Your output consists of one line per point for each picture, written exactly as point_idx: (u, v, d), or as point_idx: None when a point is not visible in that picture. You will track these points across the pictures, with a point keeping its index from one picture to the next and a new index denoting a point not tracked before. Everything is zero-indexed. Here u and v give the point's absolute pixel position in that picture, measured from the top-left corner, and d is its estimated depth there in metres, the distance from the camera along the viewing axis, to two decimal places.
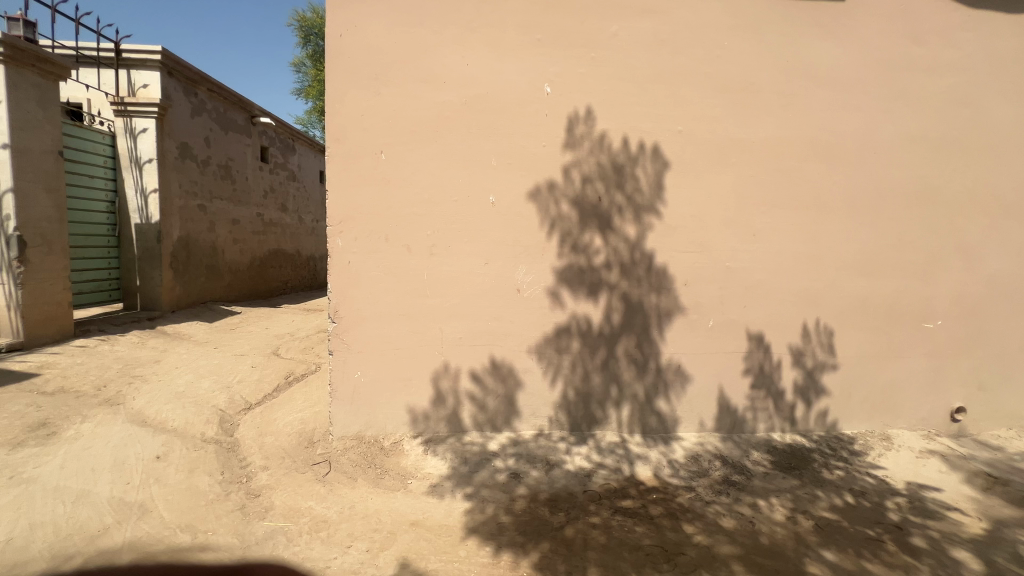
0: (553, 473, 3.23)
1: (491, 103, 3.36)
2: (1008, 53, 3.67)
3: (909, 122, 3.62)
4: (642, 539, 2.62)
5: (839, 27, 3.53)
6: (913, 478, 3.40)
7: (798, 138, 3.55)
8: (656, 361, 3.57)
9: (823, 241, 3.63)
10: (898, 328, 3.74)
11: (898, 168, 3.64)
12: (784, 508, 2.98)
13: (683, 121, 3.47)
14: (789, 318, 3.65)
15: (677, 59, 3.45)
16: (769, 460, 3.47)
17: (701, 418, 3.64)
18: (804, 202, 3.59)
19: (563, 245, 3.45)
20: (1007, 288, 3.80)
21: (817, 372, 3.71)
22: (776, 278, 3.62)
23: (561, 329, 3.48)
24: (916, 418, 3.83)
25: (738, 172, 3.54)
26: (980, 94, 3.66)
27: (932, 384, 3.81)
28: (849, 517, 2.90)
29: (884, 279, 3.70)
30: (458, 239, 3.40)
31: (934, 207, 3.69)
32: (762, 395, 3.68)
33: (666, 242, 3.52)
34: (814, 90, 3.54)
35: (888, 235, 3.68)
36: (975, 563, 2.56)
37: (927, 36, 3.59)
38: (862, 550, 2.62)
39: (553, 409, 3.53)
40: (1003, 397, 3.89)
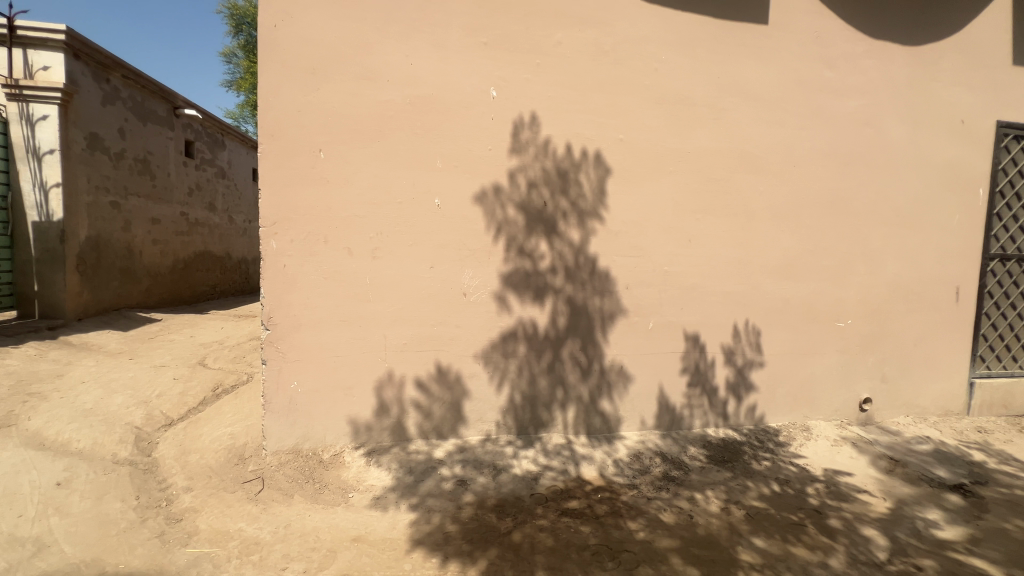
0: (500, 477, 3.21)
1: (436, 105, 3.31)
2: (903, 80, 4.11)
3: (823, 139, 3.97)
4: (588, 538, 2.67)
5: (763, 48, 3.80)
6: (829, 464, 3.70)
7: (728, 150, 3.78)
8: (600, 362, 3.66)
9: (750, 247, 3.89)
10: (815, 327, 4.08)
11: (815, 180, 3.98)
12: (719, 500, 3.15)
13: (624, 130, 3.60)
14: (721, 319, 3.88)
15: (619, 69, 3.56)
16: (705, 454, 3.66)
17: (642, 417, 3.77)
18: (733, 210, 3.83)
19: (509, 249, 3.46)
20: (904, 290, 4.25)
21: (746, 369, 3.97)
22: (709, 282, 3.83)
23: (508, 333, 3.48)
24: (832, 409, 4.18)
25: (675, 180, 3.71)
26: (881, 116, 4.08)
27: (844, 378, 4.18)
28: (775, 505, 3.12)
29: (803, 282, 4.02)
30: (402, 242, 3.32)
31: (844, 217, 4.06)
32: (698, 393, 3.87)
33: (609, 246, 3.63)
34: (742, 106, 3.79)
35: (807, 242, 4.00)
36: (881, 539, 2.83)
37: (837, 61, 3.95)
38: (786, 535, 2.82)
39: (500, 413, 3.52)
40: (902, 388, 4.34)
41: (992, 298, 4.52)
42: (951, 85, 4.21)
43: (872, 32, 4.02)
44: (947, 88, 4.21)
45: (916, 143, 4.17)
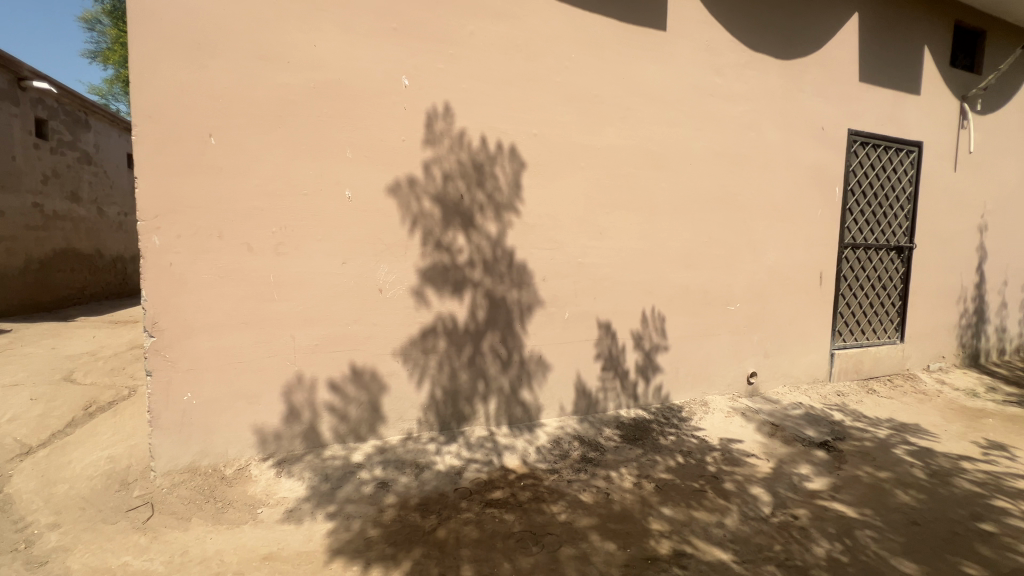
0: (423, 475, 3.16)
1: (343, 91, 3.13)
2: (778, 89, 4.63)
3: (714, 139, 4.36)
4: (512, 526, 2.73)
5: (662, 52, 4.07)
6: (724, 433, 4.12)
7: (633, 147, 4.02)
8: (519, 353, 3.73)
9: (655, 238, 4.18)
10: (710, 311, 4.50)
11: (708, 177, 4.36)
12: (631, 476, 3.38)
13: (537, 125, 3.67)
14: (630, 307, 4.13)
15: (531, 64, 3.62)
16: (619, 434, 3.89)
17: (561, 403, 3.92)
18: (639, 204, 4.09)
19: (425, 243, 3.39)
20: (780, 276, 4.83)
21: (653, 353, 4.27)
22: (619, 272, 4.06)
23: (427, 329, 3.42)
24: (725, 384, 4.65)
25: (586, 175, 3.86)
26: (761, 120, 4.57)
27: (734, 356, 4.67)
28: (680, 475, 3.42)
29: (699, 270, 4.41)
30: (309, 236, 3.11)
31: (732, 210, 4.51)
32: (611, 377, 4.10)
33: (525, 239, 3.69)
34: (645, 107, 4.03)
35: (702, 234, 4.39)
36: (765, 496, 3.22)
37: (724, 69, 4.35)
38: (690, 501, 3.10)
39: (420, 410, 3.45)
40: (780, 361, 4.95)
41: (847, 281, 5.30)
42: (814, 96, 4.83)
43: (753, 44, 4.47)
44: (812, 99, 4.82)
45: (788, 146, 4.73)
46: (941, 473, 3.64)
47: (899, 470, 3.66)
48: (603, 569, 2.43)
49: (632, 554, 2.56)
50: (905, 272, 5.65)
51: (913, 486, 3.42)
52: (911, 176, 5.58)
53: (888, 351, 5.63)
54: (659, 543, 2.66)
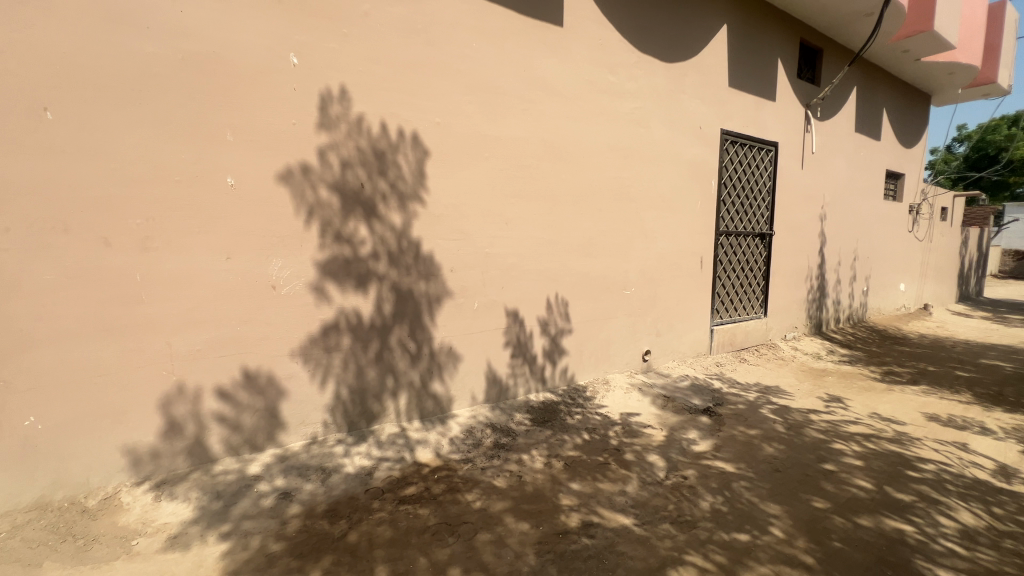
0: (330, 480, 3.00)
1: (220, 66, 2.79)
2: (663, 89, 5.03)
3: (609, 134, 4.62)
4: (427, 520, 2.72)
5: (560, 47, 4.20)
6: (624, 408, 4.46)
7: (535, 139, 4.12)
8: (429, 346, 3.68)
9: (558, 228, 4.34)
10: (609, 296, 4.81)
11: (604, 169, 4.62)
12: (542, 456, 3.52)
13: (440, 113, 3.61)
14: (537, 294, 4.27)
15: (432, 50, 3.53)
16: (529, 418, 4.03)
17: (472, 393, 3.95)
18: (542, 195, 4.21)
19: (324, 235, 3.18)
20: (668, 261, 5.30)
21: (559, 337, 4.47)
22: (525, 261, 4.16)
23: (329, 326, 3.23)
24: (623, 363, 5.03)
25: (491, 166, 3.89)
26: (649, 118, 4.94)
27: (630, 336, 5.06)
28: (586, 451, 3.64)
29: (599, 258, 4.68)
30: (185, 229, 2.76)
31: (626, 201, 4.83)
32: (520, 363, 4.22)
33: (431, 229, 3.63)
34: (545, 99, 4.15)
35: (600, 224, 4.65)
36: (660, 461, 3.56)
37: (617, 68, 4.62)
38: (595, 474, 3.32)
39: (325, 412, 3.27)
40: (670, 339, 5.46)
41: (722, 264, 5.97)
42: (694, 98, 5.32)
43: (642, 46, 4.80)
44: (692, 101, 5.31)
45: (673, 143, 5.17)
46: (795, 426, 4.30)
47: (764, 427, 4.25)
48: (518, 549, 2.52)
49: (545, 531, 2.68)
50: (766, 256, 6.52)
51: (775, 439, 4.00)
52: (770, 172, 6.42)
53: (755, 324, 6.48)
54: (569, 517, 2.81)
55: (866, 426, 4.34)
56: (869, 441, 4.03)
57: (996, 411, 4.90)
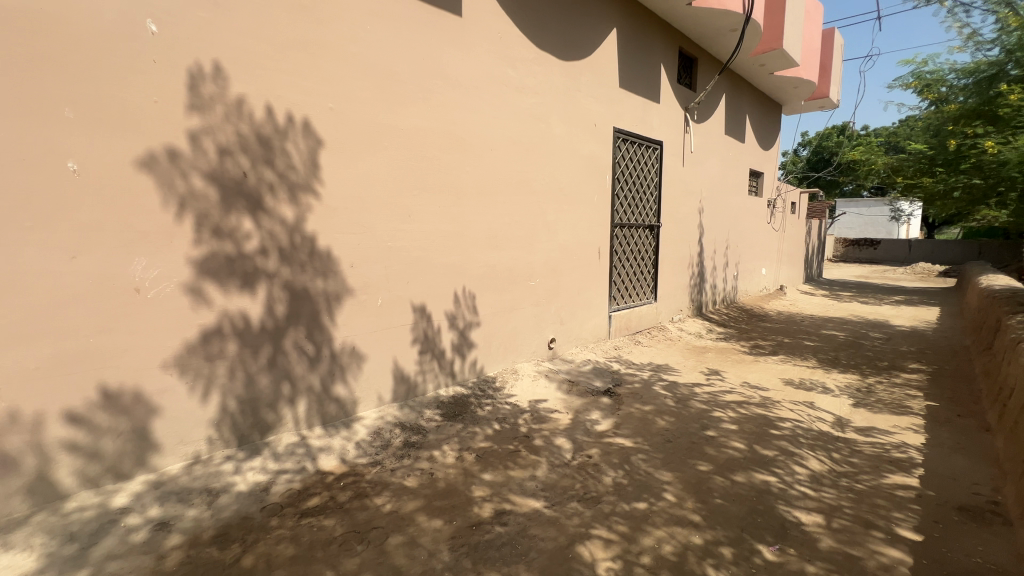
0: (219, 502, 2.71)
1: (53, 28, 2.33)
2: (561, 86, 5.21)
3: (510, 127, 4.68)
4: (334, 531, 2.57)
5: (459, 37, 4.15)
6: (532, 396, 4.61)
7: (437, 130, 4.04)
8: (329, 347, 3.46)
9: (463, 220, 4.32)
10: (515, 287, 4.92)
11: (507, 162, 4.69)
12: (454, 451, 3.51)
13: (333, 98, 3.38)
14: (443, 288, 4.22)
15: (321, 30, 3.28)
16: (439, 413, 3.99)
17: (379, 393, 3.80)
18: (446, 187, 4.15)
19: (199, 230, 2.82)
20: (570, 252, 5.56)
21: (467, 330, 4.47)
22: (430, 255, 4.09)
23: (210, 331, 2.89)
24: (530, 351, 5.18)
25: (391, 156, 3.73)
26: (548, 113, 5.09)
27: (536, 326, 5.23)
28: (497, 440, 3.70)
29: (504, 250, 4.75)
30: (11, 224, 2.27)
31: (529, 194, 4.96)
32: (428, 359, 4.15)
33: (328, 223, 3.40)
34: (446, 90, 4.08)
35: (504, 216, 4.72)
36: (567, 443, 3.74)
37: (516, 62, 4.68)
38: (507, 463, 3.39)
39: (209, 428, 2.93)
40: (573, 326, 5.73)
41: (617, 255, 6.40)
42: (588, 97, 5.59)
43: (539, 42, 4.92)
44: (587, 99, 5.58)
45: (570, 139, 5.39)
46: (683, 399, 4.77)
47: (657, 402, 4.65)
48: (431, 547, 2.49)
49: (458, 525, 2.68)
50: (655, 246, 7.11)
51: (666, 412, 4.41)
52: (657, 169, 6.98)
53: (646, 309, 7.05)
54: (482, 508, 2.84)
55: (738, 394, 4.96)
56: (741, 407, 4.61)
57: (833, 372, 5.89)
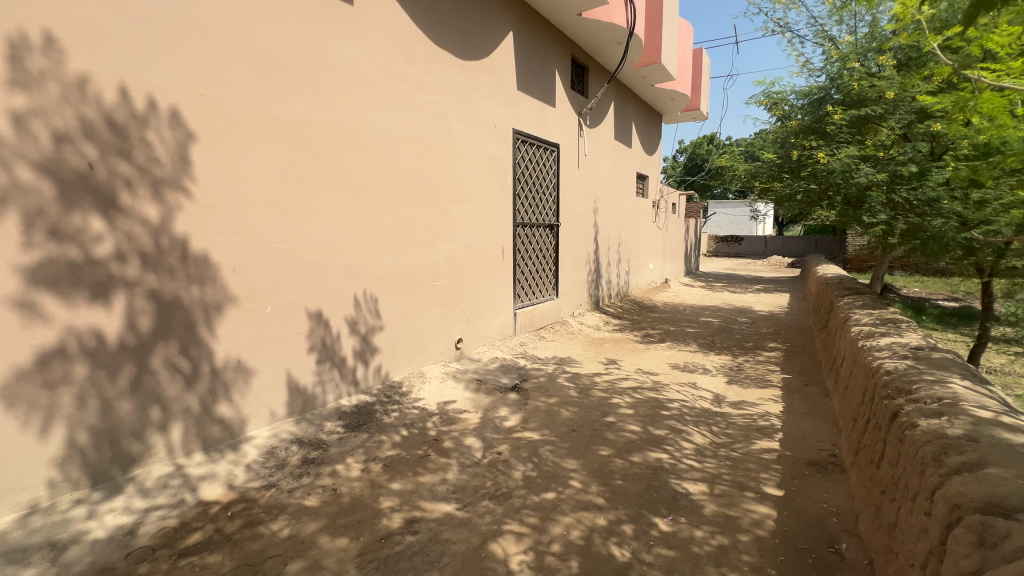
0: (69, 555, 2.28)
1: None
2: (459, 85, 5.19)
3: (409, 124, 4.56)
4: (221, 568, 2.30)
5: (350, 27, 3.94)
6: (441, 397, 4.54)
7: (329, 124, 3.79)
8: (209, 363, 3.09)
9: (361, 220, 4.11)
10: (419, 288, 4.81)
11: (407, 160, 4.55)
12: (358, 463, 3.33)
13: (205, 83, 3.00)
14: (342, 292, 3.98)
15: (187, 4, 2.90)
16: (341, 424, 3.76)
17: (271, 409, 3.48)
18: (341, 185, 3.92)
19: (29, 232, 2.34)
20: (474, 252, 5.57)
21: (370, 335, 4.27)
22: (325, 257, 3.83)
23: (48, 353, 2.41)
24: (436, 353, 5.11)
25: (277, 150, 3.43)
26: (448, 112, 5.04)
27: (442, 327, 5.17)
28: (405, 447, 3.59)
29: (407, 251, 4.62)
30: None
31: (431, 193, 4.87)
32: (327, 368, 3.90)
33: (203, 223, 3.02)
34: (337, 82, 3.84)
35: (406, 216, 4.58)
36: (477, 443, 3.74)
37: (413, 58, 4.57)
38: (416, 469, 3.30)
39: (53, 468, 2.44)
40: (479, 325, 5.77)
41: (520, 253, 6.56)
42: (488, 97, 5.64)
43: (437, 39, 4.85)
44: (486, 100, 5.62)
45: (471, 138, 5.40)
46: (585, 389, 5.04)
47: (561, 394, 4.86)
48: (337, 568, 2.34)
49: (365, 540, 2.55)
50: (555, 245, 7.42)
51: (570, 403, 4.62)
52: (554, 171, 7.28)
53: (549, 305, 7.33)
54: (391, 519, 2.74)
55: (633, 381, 5.36)
56: (636, 393, 4.98)
57: (710, 355, 6.63)
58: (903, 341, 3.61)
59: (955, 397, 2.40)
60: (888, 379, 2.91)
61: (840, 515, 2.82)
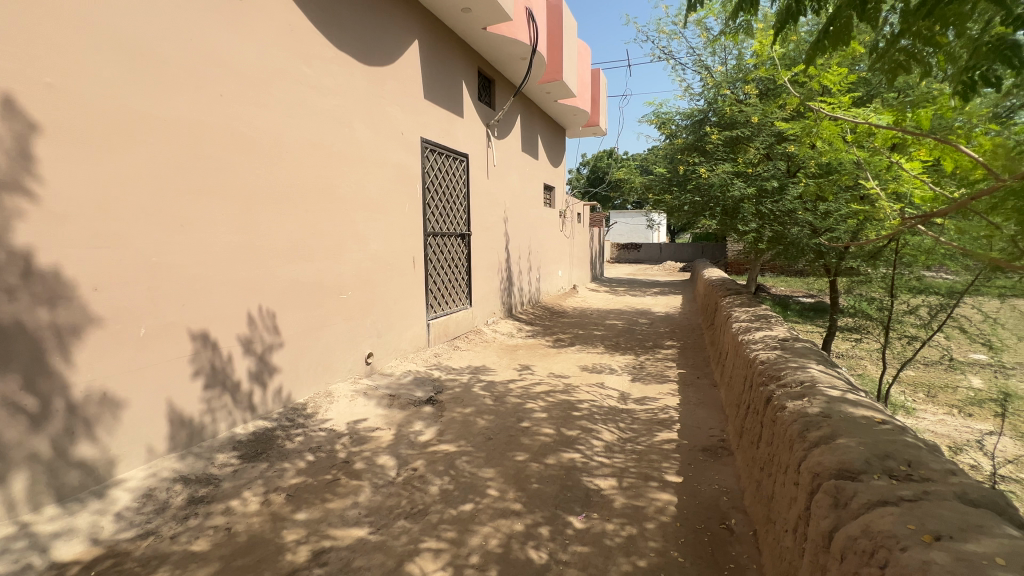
0: None
1: None
2: (362, 90, 5.02)
3: (309, 129, 4.31)
4: None
5: (239, 21, 3.64)
6: (350, 416, 4.31)
7: (214, 124, 3.45)
8: (65, 398, 2.62)
9: (255, 230, 3.80)
10: (323, 302, 4.54)
11: (307, 166, 4.29)
12: (257, 496, 3.03)
13: (54, 72, 2.58)
14: (233, 309, 3.64)
15: None
16: (236, 455, 3.40)
17: (148, 445, 3.05)
18: (230, 191, 3.58)
19: None
20: (383, 262, 5.40)
21: (267, 355, 3.94)
22: (213, 271, 3.47)
23: None
24: (344, 369, 4.85)
25: (150, 152, 3.05)
26: (351, 118, 4.85)
27: (350, 341, 4.92)
28: (312, 473, 3.34)
29: (309, 263, 4.35)
30: None
31: (334, 202, 4.64)
32: (217, 394, 3.52)
33: (53, 234, 2.58)
34: (223, 79, 3.52)
35: (307, 224, 4.32)
36: (390, 461, 3.60)
37: (311, 59, 4.33)
38: (324, 496, 3.09)
39: None
40: (391, 338, 5.58)
41: (431, 263, 6.47)
42: (393, 104, 5.52)
43: (337, 42, 4.66)
44: (392, 106, 5.50)
45: (377, 146, 5.24)
46: (500, 397, 5.08)
47: (477, 403, 4.85)
48: None
49: None
50: (466, 254, 7.42)
51: (486, 412, 4.63)
52: (464, 180, 7.30)
53: (462, 315, 7.30)
54: (296, 553, 2.53)
55: (546, 385, 5.52)
56: (550, 396, 5.13)
57: (615, 355, 7.04)
58: (772, 334, 4.13)
59: (812, 380, 2.80)
60: (762, 368, 3.31)
61: (729, 494, 3.14)
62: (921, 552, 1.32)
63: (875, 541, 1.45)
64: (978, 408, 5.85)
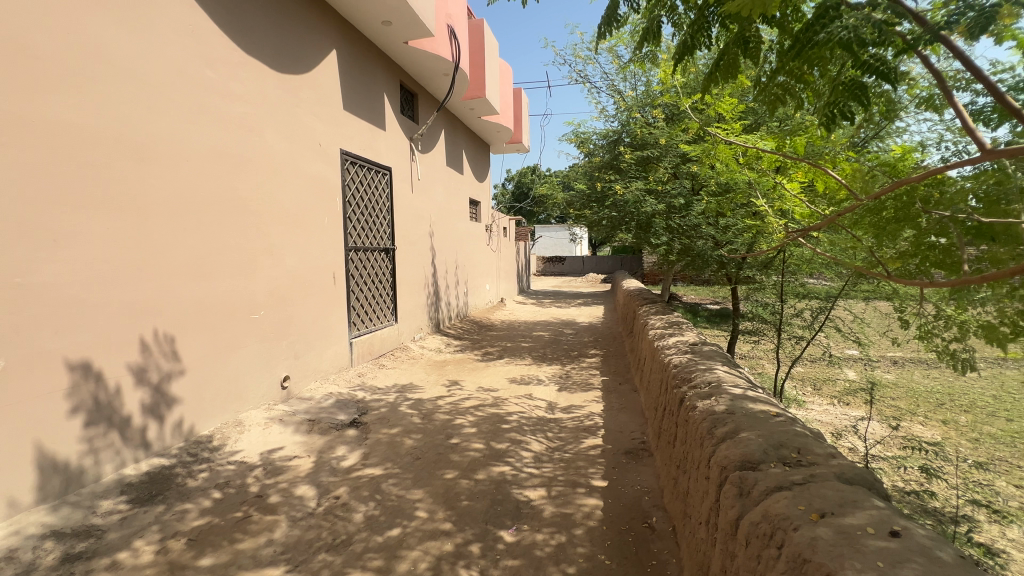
0: None
1: None
2: (275, 98, 4.76)
3: (213, 138, 4.00)
4: None
5: (130, 18, 3.32)
6: (264, 446, 3.98)
7: (99, 129, 3.09)
8: None
9: (149, 246, 3.42)
10: (231, 323, 4.19)
11: (211, 177, 3.97)
12: (152, 544, 2.69)
13: None
14: (122, 335, 3.24)
15: None
16: (126, 500, 3.00)
17: (9, 498, 2.60)
18: (118, 203, 3.21)
19: None
20: (300, 279, 5.09)
21: (164, 384, 3.54)
22: (96, 292, 3.07)
23: None
24: (257, 396, 4.48)
25: (15, 157, 2.66)
26: (262, 126, 4.58)
27: (264, 365, 4.57)
28: (219, 512, 3.04)
29: (214, 281, 3.99)
30: None
31: (243, 215, 4.32)
32: (101, 432, 3.09)
33: None
34: (111, 80, 3.18)
35: (212, 240, 3.98)
36: (309, 491, 3.36)
37: (216, 63, 4.05)
38: (233, 536, 2.81)
39: None
40: (310, 359, 5.27)
41: (353, 279, 6.22)
42: (310, 114, 5.29)
43: (247, 47, 4.40)
44: (308, 116, 5.27)
45: (292, 156, 4.98)
46: (428, 415, 4.96)
47: (404, 423, 4.70)
48: None
49: None
50: (391, 269, 7.22)
51: (414, 431, 4.50)
52: (387, 194, 7.14)
53: (387, 331, 7.07)
54: None
55: (475, 399, 5.49)
56: (479, 411, 5.11)
57: (542, 366, 7.19)
58: (684, 339, 4.45)
59: (719, 380, 3.04)
60: (676, 371, 3.54)
61: (651, 493, 3.31)
62: (809, 529, 1.47)
63: (773, 523, 1.60)
64: (852, 397, 6.70)
